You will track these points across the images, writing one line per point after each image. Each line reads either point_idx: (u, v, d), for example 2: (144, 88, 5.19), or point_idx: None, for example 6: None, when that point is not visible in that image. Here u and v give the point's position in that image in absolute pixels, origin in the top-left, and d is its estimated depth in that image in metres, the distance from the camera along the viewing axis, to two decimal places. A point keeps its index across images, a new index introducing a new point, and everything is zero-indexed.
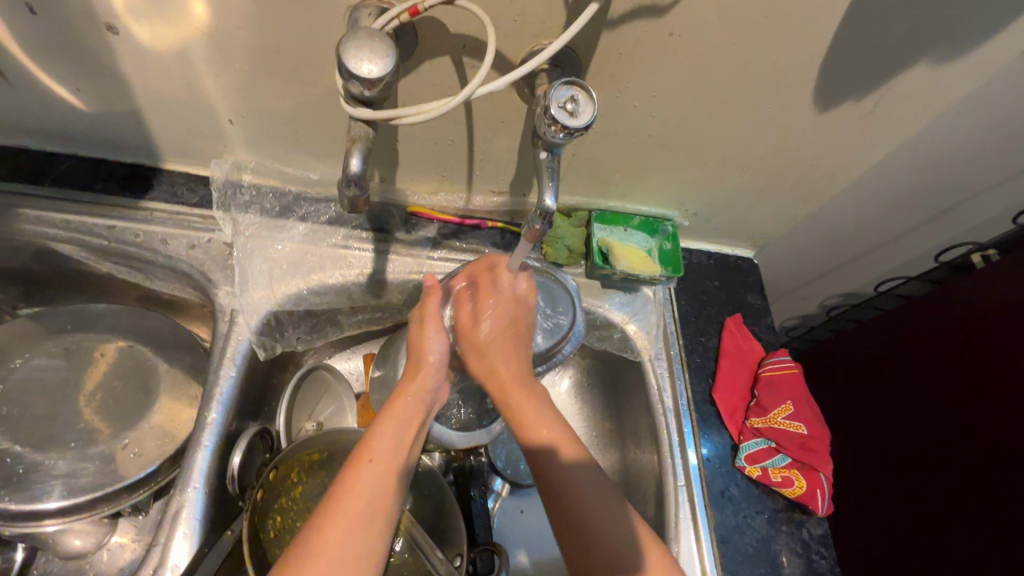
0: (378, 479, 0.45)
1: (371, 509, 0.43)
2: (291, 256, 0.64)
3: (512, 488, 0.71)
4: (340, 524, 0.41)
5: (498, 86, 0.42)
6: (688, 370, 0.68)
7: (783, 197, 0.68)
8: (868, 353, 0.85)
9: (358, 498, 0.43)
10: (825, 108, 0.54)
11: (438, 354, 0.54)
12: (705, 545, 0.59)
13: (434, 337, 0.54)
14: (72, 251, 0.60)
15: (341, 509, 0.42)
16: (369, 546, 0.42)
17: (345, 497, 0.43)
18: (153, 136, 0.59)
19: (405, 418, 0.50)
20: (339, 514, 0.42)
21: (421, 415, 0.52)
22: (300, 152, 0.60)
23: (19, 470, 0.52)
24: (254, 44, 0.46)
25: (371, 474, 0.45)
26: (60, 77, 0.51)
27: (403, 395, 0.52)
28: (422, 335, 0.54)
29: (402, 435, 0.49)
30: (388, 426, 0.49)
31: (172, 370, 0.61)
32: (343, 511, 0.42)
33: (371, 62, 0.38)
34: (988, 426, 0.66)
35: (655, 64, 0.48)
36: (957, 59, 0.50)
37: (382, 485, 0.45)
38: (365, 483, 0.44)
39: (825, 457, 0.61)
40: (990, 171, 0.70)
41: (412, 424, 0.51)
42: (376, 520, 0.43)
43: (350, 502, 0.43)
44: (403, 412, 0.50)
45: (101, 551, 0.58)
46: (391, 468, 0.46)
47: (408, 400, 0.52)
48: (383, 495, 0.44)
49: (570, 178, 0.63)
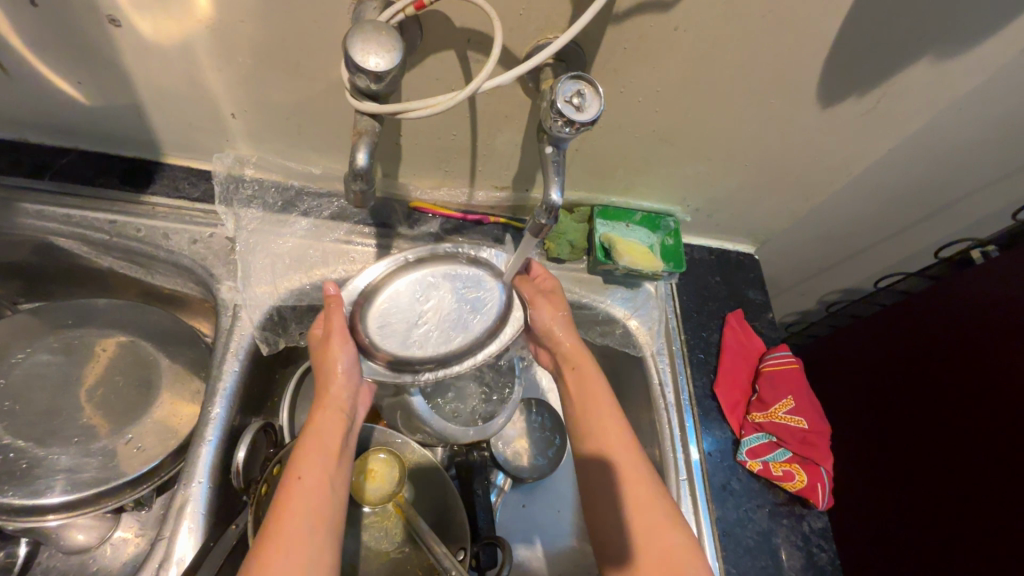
0: (311, 496, 0.45)
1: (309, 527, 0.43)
2: (294, 251, 0.64)
3: (514, 483, 0.71)
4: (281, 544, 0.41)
5: (506, 80, 0.42)
6: (690, 365, 0.69)
7: (786, 191, 0.68)
8: (869, 348, 0.86)
9: (294, 518, 0.43)
10: (830, 103, 0.54)
11: (347, 363, 0.52)
12: (707, 539, 0.60)
13: (343, 350, 0.52)
14: (74, 246, 0.60)
15: (281, 530, 0.42)
16: (317, 552, 0.42)
17: (280, 517, 0.43)
18: (154, 130, 0.58)
19: (331, 432, 0.49)
20: (279, 536, 0.42)
21: (343, 426, 0.51)
22: (303, 146, 0.60)
23: (23, 465, 0.52)
24: (258, 37, 0.46)
25: (302, 491, 0.45)
26: (60, 70, 0.50)
27: (321, 411, 0.50)
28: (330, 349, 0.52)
29: (328, 449, 0.48)
30: (311, 441, 0.48)
31: (175, 365, 0.61)
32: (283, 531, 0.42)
33: (378, 55, 0.37)
34: (988, 421, 0.66)
35: (660, 58, 0.48)
36: (963, 54, 0.50)
37: (316, 498, 0.45)
38: (299, 502, 0.44)
39: (825, 451, 0.62)
40: (991, 167, 0.70)
41: (336, 434, 0.50)
42: (315, 536, 0.43)
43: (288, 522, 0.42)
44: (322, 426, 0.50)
45: (104, 546, 0.58)
46: (322, 481, 0.46)
47: (328, 417, 0.50)
48: (317, 509, 0.44)
49: (574, 173, 0.64)
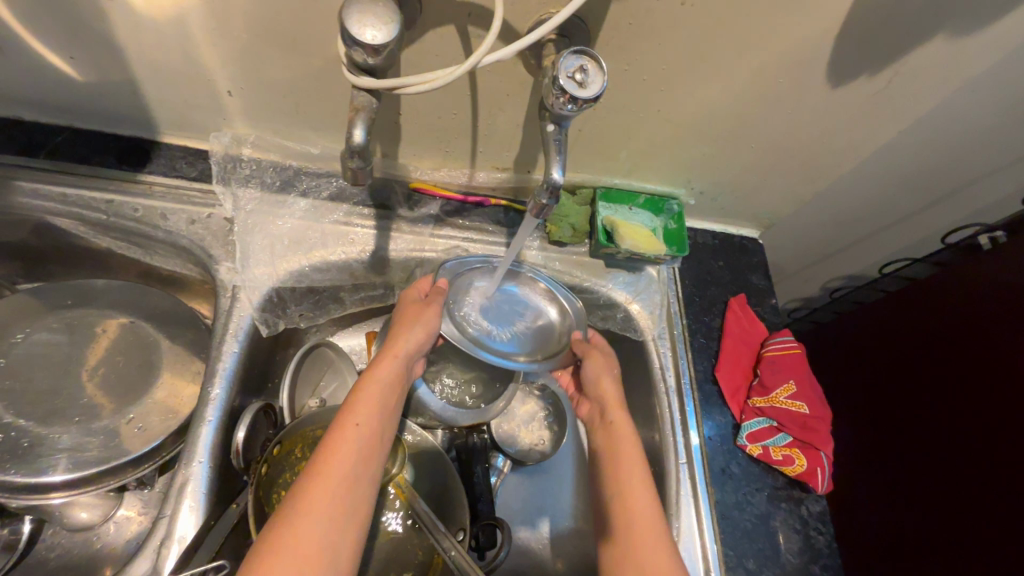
0: (363, 446, 0.47)
1: (355, 478, 0.45)
2: (293, 232, 0.63)
3: (514, 464, 0.71)
4: (326, 489, 0.43)
5: (506, 54, 0.41)
6: (691, 349, 0.68)
7: (792, 174, 0.67)
8: (873, 335, 0.85)
9: (342, 465, 0.45)
10: (839, 83, 0.53)
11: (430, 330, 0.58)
12: (705, 521, 0.60)
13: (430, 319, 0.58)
14: (71, 225, 0.60)
15: (327, 470, 0.44)
16: (358, 497, 0.44)
17: (334, 453, 0.45)
18: (150, 107, 0.57)
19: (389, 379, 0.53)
20: (325, 479, 0.43)
21: (400, 383, 0.54)
22: (302, 125, 0.59)
23: (25, 443, 0.52)
24: (252, 10, 0.45)
25: (354, 438, 0.47)
26: (52, 44, 0.49)
27: (381, 361, 0.54)
28: (418, 314, 0.57)
29: (384, 401, 0.51)
30: (371, 390, 0.51)
31: (175, 346, 0.61)
32: (331, 472, 0.44)
33: (375, 28, 0.37)
34: (994, 409, 0.65)
35: (665, 34, 0.47)
36: (978, 30, 0.49)
37: (365, 446, 0.47)
38: (350, 444, 0.46)
39: (826, 436, 0.62)
40: (1000, 150, 0.69)
41: (392, 389, 0.53)
42: (359, 486, 0.45)
43: (337, 465, 0.44)
44: (383, 378, 0.53)
45: (108, 523, 0.59)
46: (374, 429, 0.48)
47: (389, 365, 0.54)
48: (367, 454, 0.47)
49: (576, 154, 0.62)
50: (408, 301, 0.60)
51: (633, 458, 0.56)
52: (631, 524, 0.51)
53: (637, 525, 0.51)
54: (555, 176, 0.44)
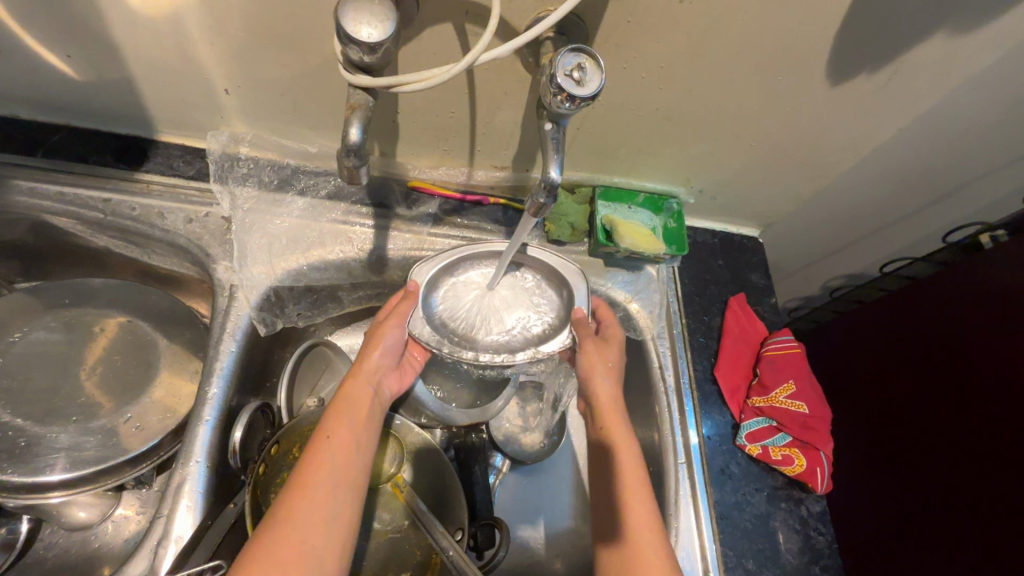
0: (338, 457, 0.47)
1: (333, 490, 0.45)
2: (291, 231, 0.63)
3: (512, 463, 0.71)
4: (303, 504, 0.43)
5: (502, 52, 0.40)
6: (690, 349, 0.68)
7: (792, 173, 0.67)
8: (873, 335, 0.85)
9: (317, 478, 0.45)
10: (839, 81, 0.53)
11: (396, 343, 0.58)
12: (704, 521, 0.60)
13: (396, 330, 0.58)
14: (68, 224, 0.59)
15: (302, 484, 0.44)
16: (338, 508, 0.44)
17: (308, 467, 0.45)
18: (147, 106, 0.57)
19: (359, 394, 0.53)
20: (301, 493, 0.43)
21: (372, 395, 0.55)
22: (300, 124, 0.58)
23: (22, 443, 0.51)
24: (248, 9, 0.45)
25: (329, 452, 0.47)
26: (47, 41, 0.49)
27: (351, 378, 0.55)
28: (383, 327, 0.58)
29: (355, 415, 0.51)
30: (342, 405, 0.51)
31: (173, 345, 0.61)
32: (306, 487, 0.44)
33: (371, 26, 0.36)
34: (996, 409, 0.65)
35: (664, 32, 0.46)
36: (980, 28, 0.49)
37: (341, 457, 0.47)
38: (324, 458, 0.46)
39: (825, 435, 0.61)
40: (1002, 149, 0.69)
41: (364, 403, 0.53)
42: (338, 497, 0.45)
43: (311, 480, 0.44)
44: (353, 392, 0.53)
45: (105, 522, 0.59)
46: (347, 442, 0.48)
47: (359, 381, 0.54)
48: (344, 465, 0.47)
49: (575, 153, 0.62)
50: (380, 314, 0.60)
51: (628, 461, 0.56)
52: (630, 526, 0.51)
53: (634, 527, 0.51)
54: (553, 174, 0.44)
